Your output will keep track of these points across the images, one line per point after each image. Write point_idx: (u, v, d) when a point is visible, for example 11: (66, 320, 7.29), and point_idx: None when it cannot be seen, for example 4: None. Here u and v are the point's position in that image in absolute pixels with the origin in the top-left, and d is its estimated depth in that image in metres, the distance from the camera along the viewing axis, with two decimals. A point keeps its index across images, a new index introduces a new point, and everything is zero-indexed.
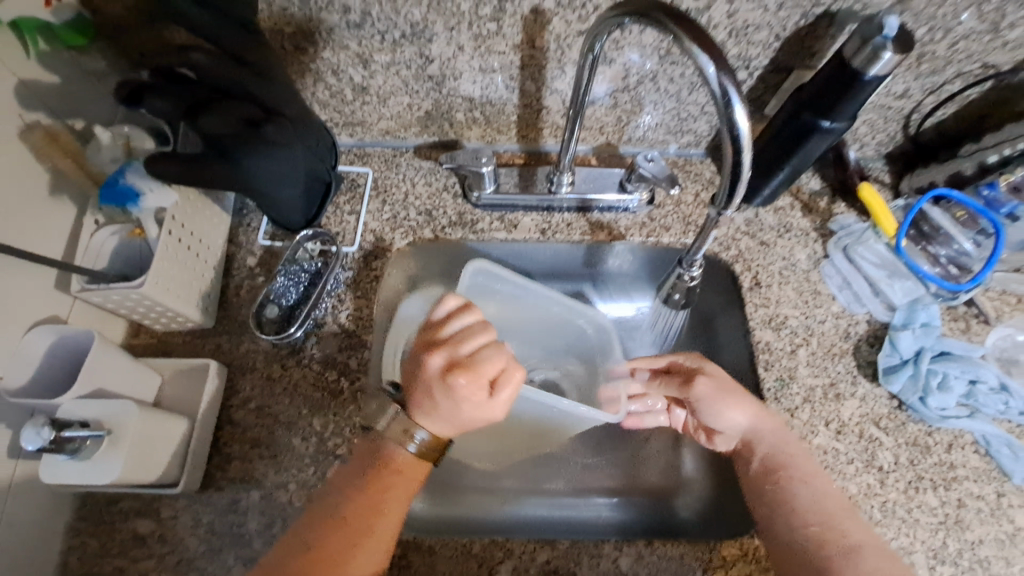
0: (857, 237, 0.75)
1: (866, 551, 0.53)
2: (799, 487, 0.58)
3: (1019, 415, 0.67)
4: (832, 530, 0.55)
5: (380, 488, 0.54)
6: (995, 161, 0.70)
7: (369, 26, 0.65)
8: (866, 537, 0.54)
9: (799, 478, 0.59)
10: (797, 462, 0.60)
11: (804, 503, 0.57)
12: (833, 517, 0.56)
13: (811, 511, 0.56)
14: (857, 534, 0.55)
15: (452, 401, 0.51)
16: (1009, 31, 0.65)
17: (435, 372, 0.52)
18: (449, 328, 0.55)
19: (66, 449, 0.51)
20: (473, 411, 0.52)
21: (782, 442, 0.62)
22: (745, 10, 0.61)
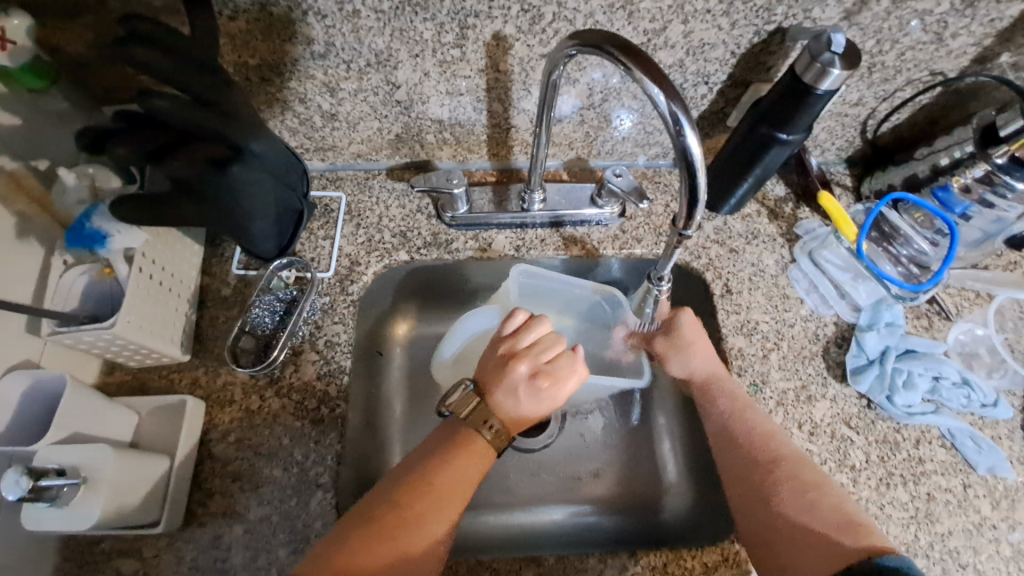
0: (821, 241, 0.78)
1: (793, 463, 0.59)
2: (737, 413, 0.65)
3: (981, 407, 0.70)
4: (762, 444, 0.61)
5: (464, 458, 0.57)
6: (947, 164, 0.73)
7: (333, 56, 0.65)
8: (791, 451, 0.61)
9: (740, 404, 0.65)
10: (734, 394, 0.66)
11: (741, 420, 0.64)
12: (762, 435, 0.62)
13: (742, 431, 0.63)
14: (785, 449, 0.61)
15: (537, 396, 0.60)
16: (953, 40, 0.67)
17: (524, 373, 0.60)
18: (525, 337, 0.63)
19: (44, 497, 0.51)
20: (547, 405, 0.61)
21: (749, 409, 0.65)
22: (700, 29, 0.63)
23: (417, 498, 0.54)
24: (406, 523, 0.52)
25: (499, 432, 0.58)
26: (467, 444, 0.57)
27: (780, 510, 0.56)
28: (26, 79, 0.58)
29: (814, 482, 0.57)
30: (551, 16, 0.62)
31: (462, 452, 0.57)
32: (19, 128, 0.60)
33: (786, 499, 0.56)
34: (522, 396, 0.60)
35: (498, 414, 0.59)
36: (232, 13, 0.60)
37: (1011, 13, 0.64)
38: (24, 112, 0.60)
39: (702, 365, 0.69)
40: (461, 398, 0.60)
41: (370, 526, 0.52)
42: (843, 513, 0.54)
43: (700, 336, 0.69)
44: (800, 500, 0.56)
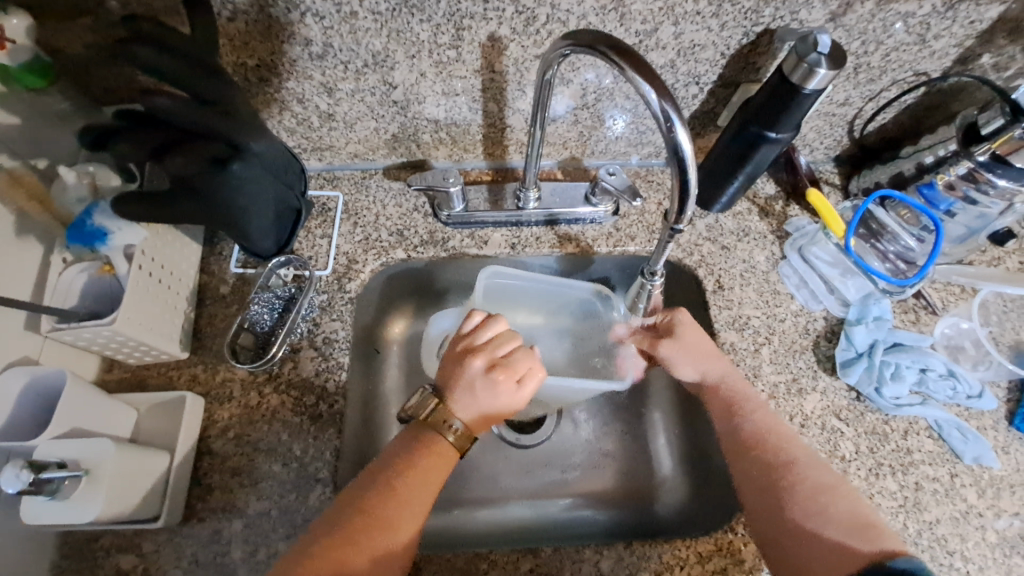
0: (810, 237, 0.79)
1: (807, 465, 0.59)
2: (742, 418, 0.64)
3: (966, 399, 0.71)
4: (773, 448, 0.61)
5: (429, 465, 0.56)
6: (931, 162, 0.75)
7: (331, 57, 0.66)
8: (804, 454, 0.60)
9: (748, 410, 0.65)
10: (742, 399, 0.66)
11: (751, 422, 0.63)
12: (772, 440, 0.61)
13: (752, 438, 0.62)
14: (798, 452, 0.60)
15: (495, 395, 0.58)
16: (936, 41, 0.69)
17: (481, 372, 0.59)
18: (484, 336, 0.62)
19: (44, 491, 0.51)
20: (506, 405, 0.59)
21: (756, 412, 0.64)
22: (690, 31, 0.65)
23: (382, 504, 0.53)
24: (373, 531, 0.52)
25: (460, 433, 0.58)
26: (431, 451, 0.57)
27: (793, 516, 0.55)
28: (25, 78, 0.59)
29: (828, 485, 0.57)
30: (545, 18, 0.63)
31: (427, 460, 0.57)
32: (19, 128, 0.61)
33: (798, 504, 0.56)
34: (478, 395, 0.58)
35: (456, 414, 0.58)
36: (231, 14, 0.61)
37: (991, 15, 0.66)
38: (24, 112, 0.61)
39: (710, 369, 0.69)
40: (419, 401, 0.59)
41: (337, 534, 0.51)
42: (858, 515, 0.54)
43: (699, 338, 0.69)
44: (813, 506, 0.55)
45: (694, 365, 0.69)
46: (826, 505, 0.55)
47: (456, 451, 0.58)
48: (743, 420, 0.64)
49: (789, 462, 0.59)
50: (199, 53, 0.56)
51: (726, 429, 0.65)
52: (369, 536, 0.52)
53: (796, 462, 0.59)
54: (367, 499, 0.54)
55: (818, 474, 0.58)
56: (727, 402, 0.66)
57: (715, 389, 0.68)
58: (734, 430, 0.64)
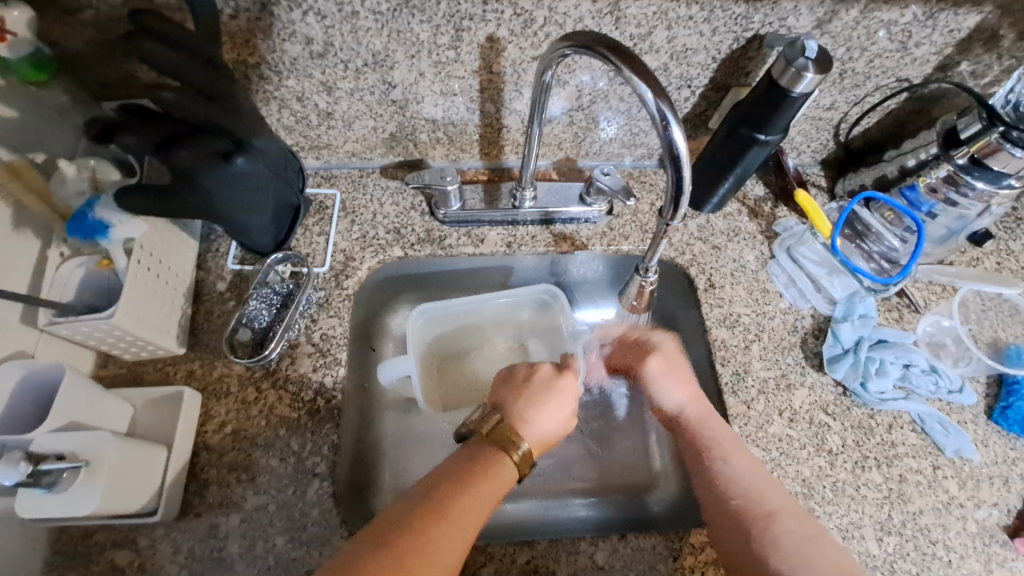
0: (797, 238, 0.82)
1: (788, 515, 0.56)
2: (725, 461, 0.61)
3: (948, 393, 0.74)
4: (757, 496, 0.58)
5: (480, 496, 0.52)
6: (914, 164, 0.77)
7: (331, 55, 0.67)
8: (781, 501, 0.58)
9: (730, 452, 0.62)
10: (721, 441, 0.63)
11: (731, 463, 0.61)
12: (752, 490, 0.58)
13: (734, 486, 0.59)
14: (778, 502, 0.58)
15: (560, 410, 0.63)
16: (917, 49, 0.72)
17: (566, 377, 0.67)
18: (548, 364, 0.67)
19: (42, 483, 0.51)
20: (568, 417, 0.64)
21: (738, 454, 0.62)
22: (683, 35, 0.67)
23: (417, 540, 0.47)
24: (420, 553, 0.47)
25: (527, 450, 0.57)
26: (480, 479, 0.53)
27: (781, 567, 0.52)
28: (26, 72, 0.59)
29: (808, 534, 0.55)
30: (543, 20, 0.65)
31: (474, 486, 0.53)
32: (18, 121, 0.61)
33: (789, 556, 0.53)
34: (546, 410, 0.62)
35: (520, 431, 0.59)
36: (233, 11, 0.61)
37: (969, 24, 0.69)
38: (23, 105, 0.61)
39: (695, 405, 0.67)
40: (479, 420, 0.60)
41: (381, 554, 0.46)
42: (840, 566, 0.53)
43: (680, 367, 0.71)
44: (799, 559, 0.53)
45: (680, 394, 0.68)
46: (814, 558, 0.53)
47: (516, 474, 0.56)
48: (720, 464, 0.61)
49: (773, 513, 0.56)
50: (201, 50, 0.56)
51: (701, 475, 0.61)
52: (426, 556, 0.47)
53: (777, 512, 0.56)
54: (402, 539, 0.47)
55: (799, 524, 0.55)
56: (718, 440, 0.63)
57: (694, 425, 0.65)
58: (712, 477, 0.60)
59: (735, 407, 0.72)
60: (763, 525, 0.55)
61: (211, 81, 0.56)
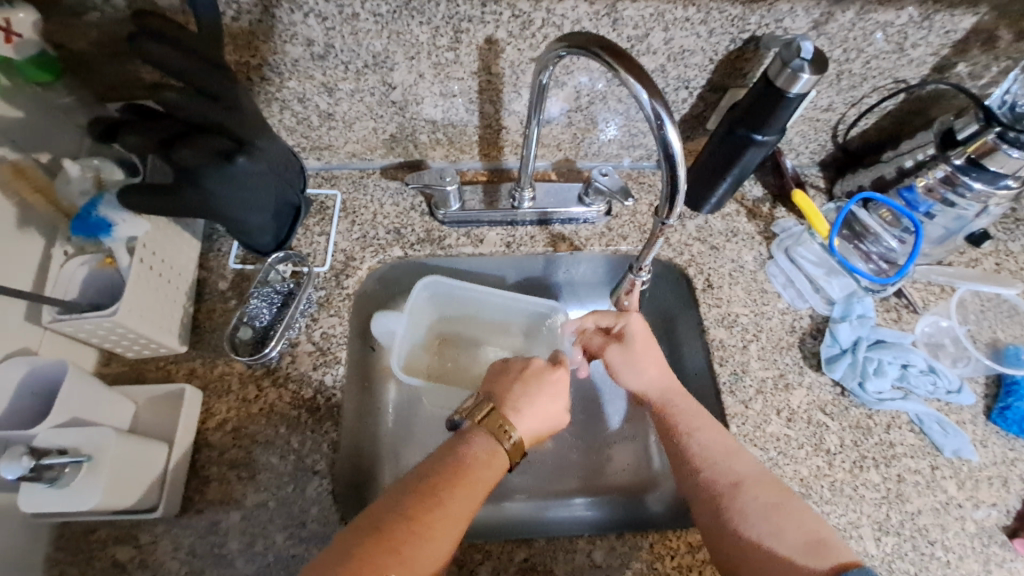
0: (796, 238, 0.82)
1: (754, 485, 0.57)
2: (688, 437, 0.62)
3: (946, 393, 0.74)
4: (725, 467, 0.59)
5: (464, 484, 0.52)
6: (911, 166, 0.77)
7: (332, 57, 0.68)
8: (752, 471, 0.59)
9: (693, 429, 0.62)
10: (691, 416, 0.64)
11: (692, 437, 0.62)
12: (719, 462, 0.59)
13: (702, 459, 0.60)
14: (745, 472, 0.59)
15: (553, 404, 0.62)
16: (914, 50, 0.72)
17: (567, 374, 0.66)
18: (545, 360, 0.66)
19: (44, 478, 0.52)
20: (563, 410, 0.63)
21: (702, 431, 0.62)
22: (680, 37, 0.68)
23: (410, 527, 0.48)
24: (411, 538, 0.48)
25: (517, 442, 0.57)
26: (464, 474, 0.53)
27: (750, 533, 0.54)
28: (31, 73, 0.60)
29: (775, 503, 0.56)
30: (541, 22, 0.65)
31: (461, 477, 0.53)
32: (24, 122, 0.62)
33: (754, 520, 0.54)
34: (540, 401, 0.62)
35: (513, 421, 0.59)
36: (235, 14, 0.62)
37: (965, 26, 0.69)
38: (28, 106, 0.62)
39: (659, 385, 0.67)
40: (474, 404, 0.60)
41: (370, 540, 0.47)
42: (808, 532, 0.53)
43: (650, 349, 0.69)
44: (761, 523, 0.54)
45: (641, 371, 0.68)
46: (781, 520, 0.54)
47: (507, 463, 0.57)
48: (688, 440, 0.62)
49: (738, 484, 0.57)
50: (204, 51, 0.57)
51: (671, 450, 0.63)
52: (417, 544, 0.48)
53: (740, 482, 0.58)
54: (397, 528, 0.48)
55: (765, 491, 0.57)
56: (685, 421, 0.63)
57: (660, 403, 0.66)
58: (679, 451, 0.62)
59: (733, 406, 0.72)
60: (727, 493, 0.57)
61: (213, 82, 0.57)
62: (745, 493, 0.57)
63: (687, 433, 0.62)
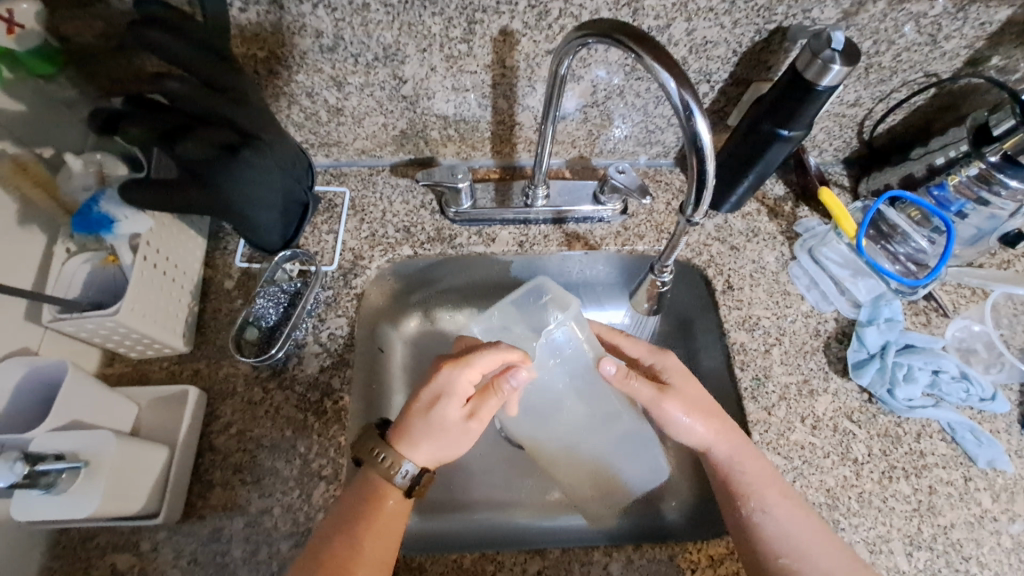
0: (820, 238, 0.79)
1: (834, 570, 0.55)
2: (761, 513, 0.58)
3: (980, 401, 0.70)
4: (806, 559, 0.56)
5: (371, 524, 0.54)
6: (942, 163, 0.74)
7: (342, 49, 0.66)
8: (834, 565, 0.56)
9: (766, 502, 0.59)
10: (759, 486, 0.59)
11: (767, 515, 0.58)
12: (799, 547, 0.56)
13: (778, 542, 0.57)
14: (826, 564, 0.56)
15: (448, 414, 0.56)
16: (947, 42, 0.69)
17: (459, 377, 0.56)
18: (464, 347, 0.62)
19: (40, 484, 0.50)
20: (460, 412, 0.56)
21: (776, 506, 0.58)
22: (703, 27, 0.65)
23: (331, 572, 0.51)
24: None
25: (409, 474, 0.56)
26: (377, 511, 0.55)
27: None
28: (36, 66, 0.59)
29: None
30: (558, 12, 0.63)
31: (375, 518, 0.55)
32: (25, 115, 0.60)
33: None
34: (436, 428, 0.56)
35: (399, 441, 0.56)
36: (243, 5, 0.61)
37: (1001, 17, 0.66)
38: (29, 98, 0.60)
39: (723, 444, 0.61)
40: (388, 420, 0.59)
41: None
42: None
43: (702, 398, 0.63)
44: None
45: (704, 427, 0.61)
46: None
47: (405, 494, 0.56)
48: (760, 516, 0.58)
49: None
50: (210, 42, 0.55)
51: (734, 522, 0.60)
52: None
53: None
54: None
55: None
56: (755, 492, 0.59)
57: (725, 468, 0.61)
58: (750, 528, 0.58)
59: (755, 413, 0.69)
60: None
61: (218, 73, 0.55)
62: None
63: (758, 509, 0.58)
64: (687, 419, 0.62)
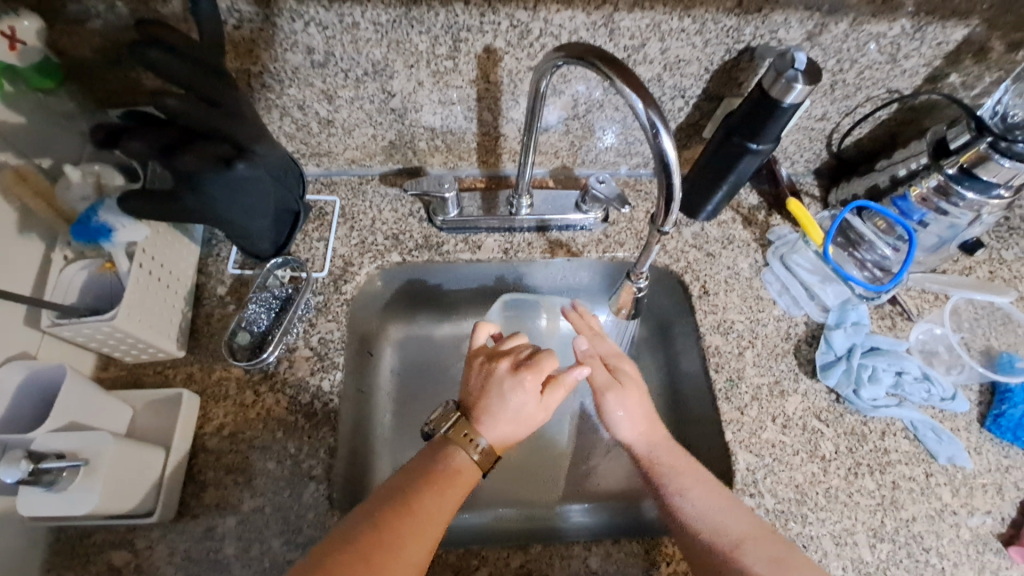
0: (791, 245, 0.83)
1: (753, 544, 0.56)
2: (678, 495, 0.60)
3: (940, 401, 0.74)
4: (723, 526, 0.58)
5: (440, 485, 0.55)
6: (904, 174, 0.78)
7: (332, 65, 0.69)
8: (750, 527, 0.58)
9: (685, 485, 0.61)
10: (677, 472, 0.62)
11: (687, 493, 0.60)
12: (718, 523, 0.58)
13: (696, 522, 0.59)
14: (745, 529, 0.58)
15: (526, 412, 0.61)
16: (906, 61, 0.73)
17: (534, 377, 0.61)
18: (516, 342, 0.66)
19: (42, 482, 0.52)
20: (536, 410, 0.61)
21: (698, 488, 0.61)
22: (676, 46, 0.69)
23: (400, 521, 0.52)
24: (405, 531, 0.51)
25: (487, 451, 0.59)
26: (454, 474, 0.57)
27: None
28: (36, 80, 0.61)
29: (780, 559, 0.55)
30: (539, 32, 0.66)
31: (450, 481, 0.56)
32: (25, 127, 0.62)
33: None
34: (520, 418, 0.60)
35: (481, 428, 0.60)
36: (237, 22, 0.63)
37: (956, 37, 0.70)
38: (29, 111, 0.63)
39: (649, 437, 0.66)
40: (440, 415, 0.62)
41: (346, 552, 0.49)
42: None
43: (639, 394, 0.68)
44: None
45: (633, 423, 0.66)
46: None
47: (478, 471, 0.59)
48: (678, 499, 0.60)
49: (739, 544, 0.56)
50: (205, 59, 0.58)
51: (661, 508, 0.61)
52: (393, 547, 0.50)
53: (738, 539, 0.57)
54: (362, 532, 0.51)
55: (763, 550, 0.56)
56: (676, 476, 0.62)
57: (650, 459, 0.64)
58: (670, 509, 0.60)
59: (728, 413, 0.73)
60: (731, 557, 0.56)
61: (213, 90, 0.57)
62: (746, 555, 0.55)
63: (676, 490, 0.61)
64: (623, 414, 0.66)
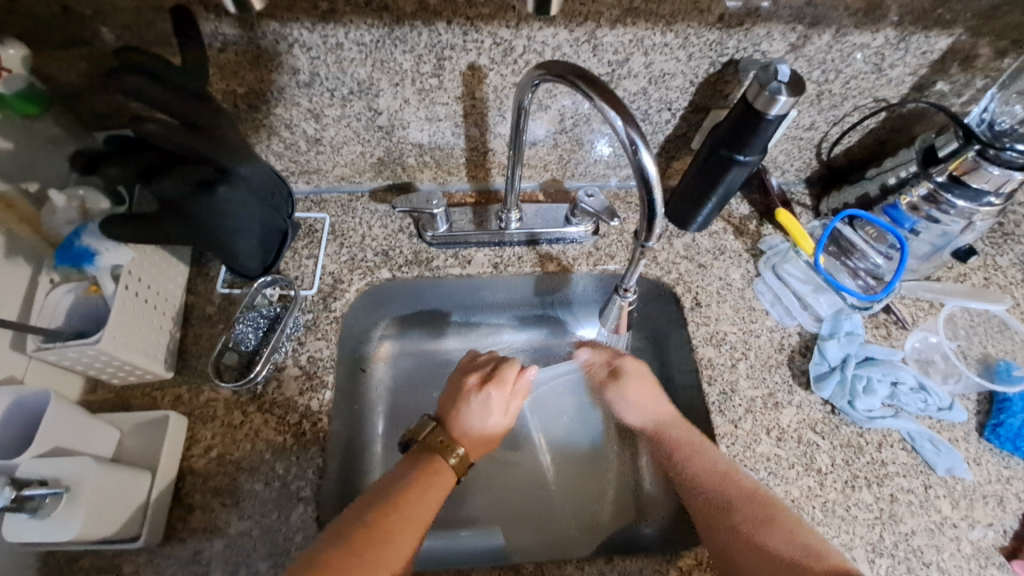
0: (783, 256, 0.82)
1: (744, 503, 0.60)
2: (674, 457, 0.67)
3: (938, 411, 0.73)
4: (717, 484, 0.62)
5: (428, 486, 0.59)
6: (894, 183, 0.78)
7: (318, 84, 0.69)
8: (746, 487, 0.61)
9: (686, 454, 0.66)
10: (683, 443, 0.67)
11: (697, 455, 0.65)
12: (706, 478, 0.63)
13: (702, 478, 0.63)
14: (734, 488, 0.61)
15: (493, 422, 0.67)
16: (892, 70, 0.73)
17: (496, 394, 0.68)
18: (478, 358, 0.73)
19: (26, 508, 0.51)
20: (503, 422, 0.68)
21: (702, 451, 0.65)
22: (660, 61, 0.69)
23: (388, 520, 0.54)
24: (392, 529, 0.54)
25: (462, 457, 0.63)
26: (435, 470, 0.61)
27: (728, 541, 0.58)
28: (22, 108, 0.62)
29: (767, 517, 0.58)
30: (522, 49, 0.67)
31: (432, 477, 0.60)
32: (12, 152, 0.63)
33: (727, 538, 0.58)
34: (489, 430, 0.67)
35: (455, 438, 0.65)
36: (221, 45, 0.64)
37: (941, 46, 0.70)
38: (17, 138, 0.64)
39: (655, 416, 0.72)
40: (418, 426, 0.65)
41: (341, 552, 0.50)
42: (802, 544, 0.55)
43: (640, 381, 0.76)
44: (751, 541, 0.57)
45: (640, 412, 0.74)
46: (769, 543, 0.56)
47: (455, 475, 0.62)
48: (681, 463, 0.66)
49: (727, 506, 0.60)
50: (188, 84, 0.58)
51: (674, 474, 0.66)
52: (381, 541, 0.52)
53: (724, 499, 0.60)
54: (355, 534, 0.52)
55: (740, 518, 0.58)
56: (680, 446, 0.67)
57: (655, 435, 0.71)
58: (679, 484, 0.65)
59: (722, 426, 0.72)
60: (716, 510, 0.60)
61: (196, 112, 0.57)
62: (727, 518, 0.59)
63: (682, 458, 0.66)
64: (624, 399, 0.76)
